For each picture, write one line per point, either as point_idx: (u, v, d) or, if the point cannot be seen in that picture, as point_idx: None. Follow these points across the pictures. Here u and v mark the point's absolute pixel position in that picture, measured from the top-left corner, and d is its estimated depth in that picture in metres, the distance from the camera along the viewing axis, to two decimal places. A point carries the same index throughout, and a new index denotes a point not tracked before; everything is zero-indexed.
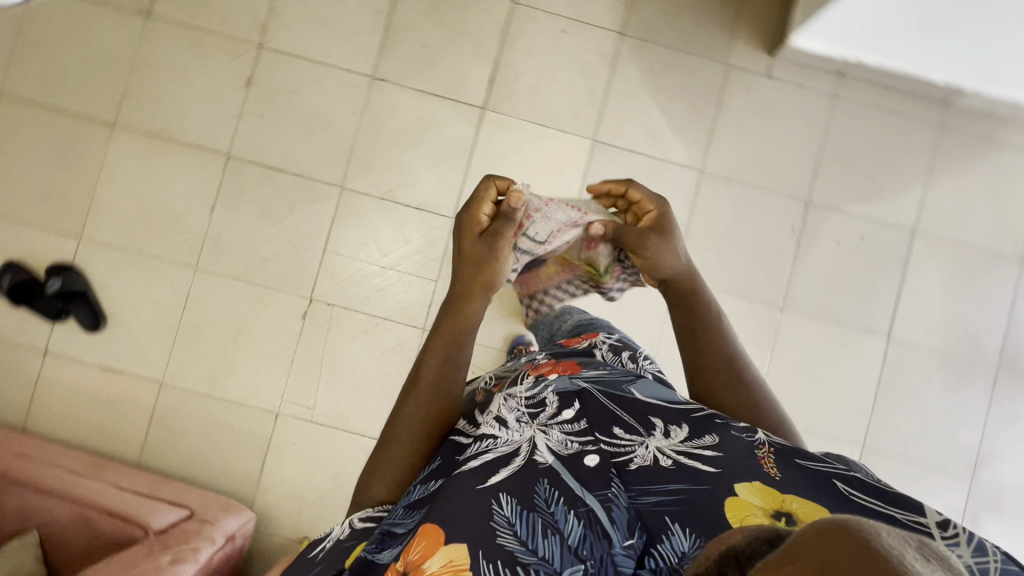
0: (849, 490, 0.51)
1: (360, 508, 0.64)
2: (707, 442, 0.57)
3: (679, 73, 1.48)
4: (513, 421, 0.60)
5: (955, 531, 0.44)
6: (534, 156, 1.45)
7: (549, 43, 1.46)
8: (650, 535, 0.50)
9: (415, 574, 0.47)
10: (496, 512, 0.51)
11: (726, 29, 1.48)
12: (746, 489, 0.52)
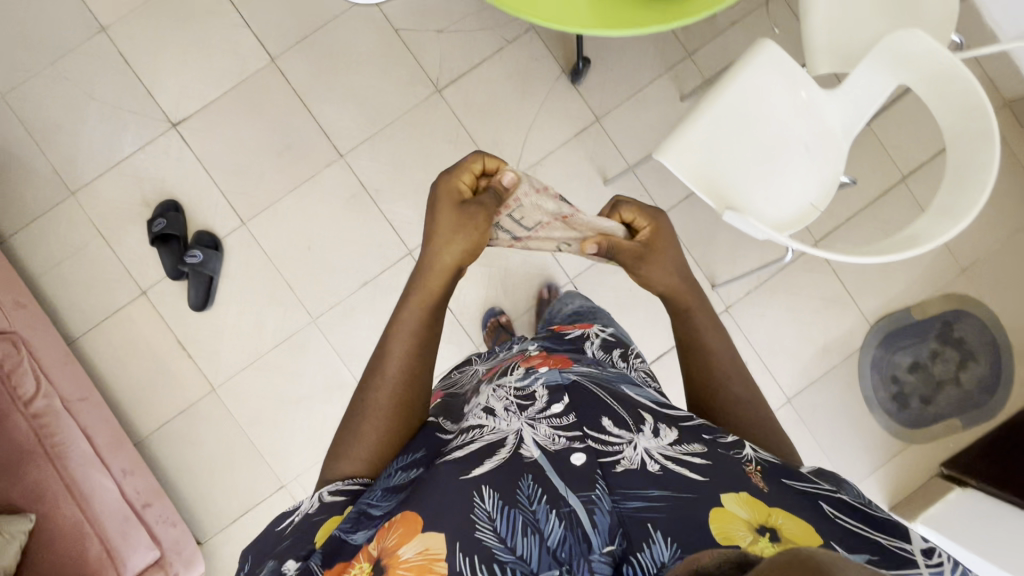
0: (841, 514, 0.58)
1: (333, 479, 0.69)
2: (696, 452, 0.65)
3: (809, 448, 1.49)
4: (500, 410, 0.71)
5: (940, 561, 0.51)
6: None
7: None
8: (629, 543, 0.56)
9: (393, 560, 0.55)
10: (477, 505, 0.58)
11: (871, 461, 1.49)
12: (731, 501, 0.58)
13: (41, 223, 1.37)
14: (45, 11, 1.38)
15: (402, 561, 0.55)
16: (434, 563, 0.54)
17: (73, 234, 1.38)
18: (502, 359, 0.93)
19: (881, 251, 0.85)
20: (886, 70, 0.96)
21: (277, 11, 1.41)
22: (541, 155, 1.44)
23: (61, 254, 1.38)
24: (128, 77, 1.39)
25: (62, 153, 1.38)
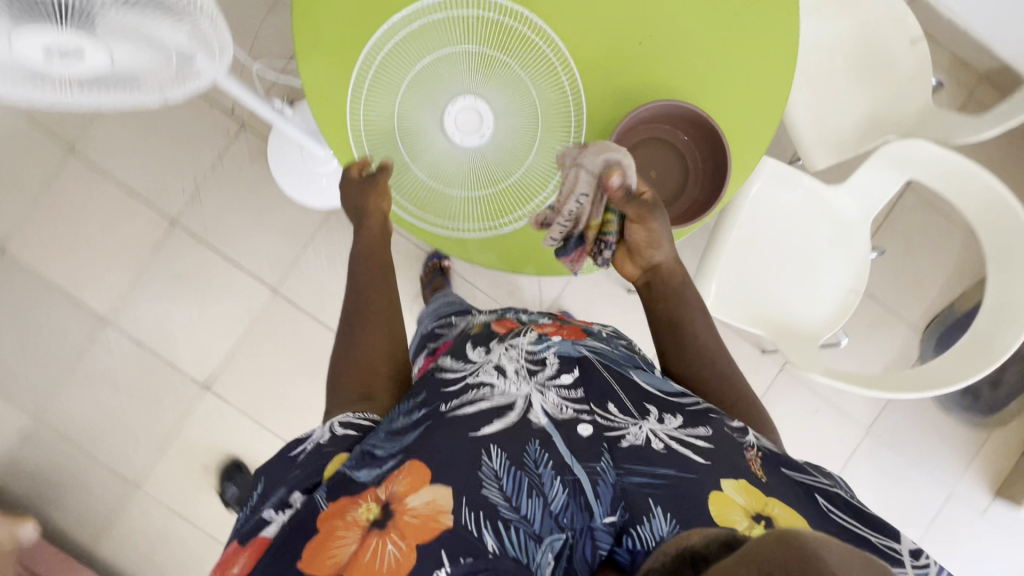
0: (833, 508, 0.58)
1: (342, 411, 0.67)
2: (702, 435, 0.64)
3: (899, 468, 1.51)
4: (511, 371, 0.69)
5: (925, 562, 0.52)
6: None
7: (799, 420, 1.50)
8: (631, 514, 0.57)
9: (400, 507, 0.54)
10: (485, 465, 0.58)
11: (960, 459, 1.52)
12: (732, 487, 0.57)
13: (117, 521, 1.40)
14: (45, 322, 1.37)
15: (409, 510, 0.53)
16: (441, 516, 0.53)
17: (150, 521, 1.40)
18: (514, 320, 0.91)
19: (897, 380, 0.92)
20: (886, 172, 0.98)
21: (263, 241, 1.40)
22: (561, 287, 1.44)
23: (144, 543, 1.40)
24: (146, 357, 1.39)
25: (110, 450, 1.39)
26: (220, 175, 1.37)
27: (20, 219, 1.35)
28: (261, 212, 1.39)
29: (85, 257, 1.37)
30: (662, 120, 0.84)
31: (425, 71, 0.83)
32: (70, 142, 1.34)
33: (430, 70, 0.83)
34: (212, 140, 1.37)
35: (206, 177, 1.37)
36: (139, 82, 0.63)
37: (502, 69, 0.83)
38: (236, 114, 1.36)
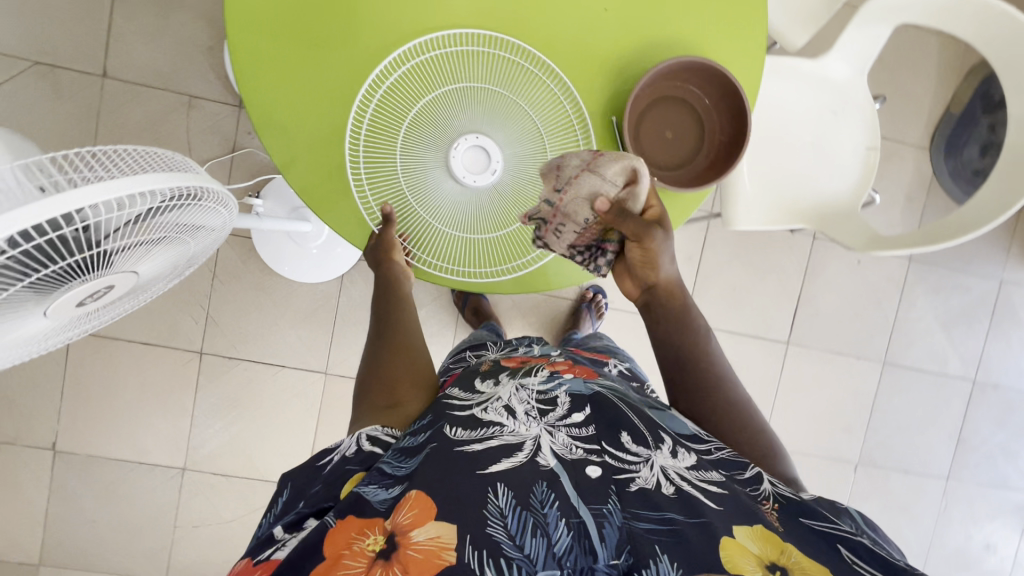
0: (859, 561, 0.49)
1: (371, 425, 0.67)
2: (715, 479, 0.58)
3: (948, 281, 1.56)
4: (521, 412, 0.64)
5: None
6: (825, 379, 1.56)
7: (848, 277, 1.53)
8: (637, 559, 0.51)
9: (404, 539, 0.51)
10: (490, 502, 0.54)
11: (999, 253, 1.57)
12: (744, 533, 0.51)
13: None
14: (131, 497, 1.36)
15: (412, 543, 0.50)
16: (445, 552, 0.50)
17: None
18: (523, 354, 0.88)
19: (926, 236, 0.93)
20: (877, 24, 0.96)
21: (292, 332, 1.37)
22: None
23: None
24: (235, 484, 1.38)
25: None
26: (224, 288, 1.33)
27: (58, 415, 1.32)
28: (279, 306, 1.36)
29: (137, 423, 1.35)
30: (686, 84, 0.79)
31: (434, 114, 0.77)
32: None
33: (439, 111, 0.77)
34: (197, 262, 1.31)
35: (210, 299, 1.33)
36: (166, 260, 0.60)
37: (510, 104, 0.77)
38: None
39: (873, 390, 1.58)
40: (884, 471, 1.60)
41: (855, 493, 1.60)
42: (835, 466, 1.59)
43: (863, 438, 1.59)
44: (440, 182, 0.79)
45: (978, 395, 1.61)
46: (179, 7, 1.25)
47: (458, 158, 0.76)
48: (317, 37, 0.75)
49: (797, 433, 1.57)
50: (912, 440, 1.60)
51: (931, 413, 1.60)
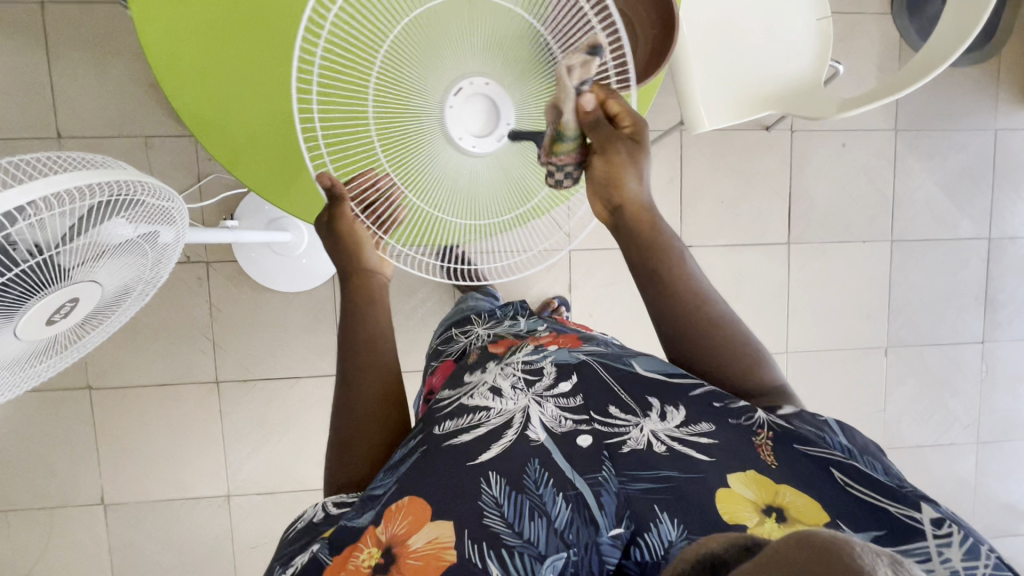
0: (852, 483, 0.52)
1: (333, 487, 0.66)
2: (705, 429, 0.59)
3: (941, 143, 1.51)
4: (508, 389, 0.65)
5: (948, 531, 0.46)
6: (835, 271, 1.53)
7: (836, 163, 1.49)
8: (637, 524, 0.53)
9: (404, 549, 0.50)
10: (485, 492, 0.54)
11: (988, 100, 1.51)
12: (738, 482, 0.54)
13: None
14: (187, 530, 1.40)
15: (412, 552, 0.50)
16: (445, 552, 0.50)
17: None
18: (509, 332, 0.88)
19: (879, 97, 0.90)
20: None
21: (299, 346, 1.39)
22: None
23: None
24: (282, 500, 1.42)
25: None
26: (224, 318, 1.35)
27: (100, 471, 1.36)
28: (280, 323, 1.37)
29: (175, 462, 1.38)
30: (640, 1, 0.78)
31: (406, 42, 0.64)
32: (84, 381, 1.33)
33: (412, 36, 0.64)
34: (193, 294, 1.33)
35: (214, 327, 1.35)
36: (127, 272, 0.63)
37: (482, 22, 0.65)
38: (194, 257, 1.32)
39: (887, 270, 1.54)
40: (916, 348, 1.57)
41: (891, 376, 1.57)
42: (865, 354, 1.56)
43: (887, 320, 1.55)
44: (422, 137, 0.69)
45: (997, 251, 1.56)
46: (113, 50, 1.26)
47: (450, 102, 0.67)
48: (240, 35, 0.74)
49: (819, 329, 1.54)
50: (938, 311, 1.56)
51: (952, 279, 1.56)
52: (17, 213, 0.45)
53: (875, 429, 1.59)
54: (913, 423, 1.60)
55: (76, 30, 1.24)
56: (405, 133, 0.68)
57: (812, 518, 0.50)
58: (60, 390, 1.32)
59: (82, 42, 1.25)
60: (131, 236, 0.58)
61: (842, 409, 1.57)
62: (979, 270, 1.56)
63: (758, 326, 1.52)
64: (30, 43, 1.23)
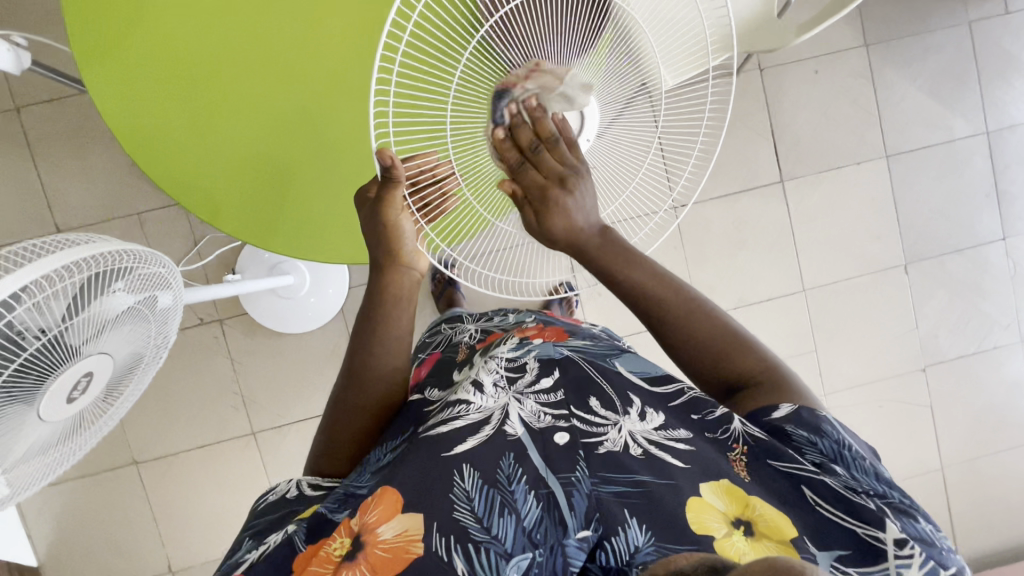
0: (822, 501, 0.54)
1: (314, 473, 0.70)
2: (682, 435, 0.58)
3: (916, 50, 1.48)
4: (489, 385, 0.64)
5: (909, 552, 0.49)
6: (835, 200, 1.50)
7: (812, 93, 1.47)
8: (606, 527, 0.53)
9: (371, 539, 0.52)
10: (457, 485, 0.55)
11: None
12: (709, 492, 0.54)
13: None
14: None
15: (380, 541, 0.52)
16: (413, 544, 0.52)
17: None
18: (499, 326, 0.89)
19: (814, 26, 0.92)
20: None
21: (320, 384, 1.41)
22: None
23: None
24: None
25: None
26: (244, 371, 1.38)
27: (157, 539, 1.40)
28: (298, 366, 1.40)
29: (225, 518, 1.41)
30: None
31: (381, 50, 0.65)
32: (129, 456, 1.37)
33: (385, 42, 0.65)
34: (213, 353, 1.37)
35: (239, 381, 1.39)
36: (134, 341, 0.65)
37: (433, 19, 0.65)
38: (207, 317, 1.36)
39: (889, 187, 1.50)
40: (936, 259, 1.53)
41: (917, 292, 1.53)
42: (885, 275, 1.52)
43: (900, 236, 1.52)
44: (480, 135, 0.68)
45: (999, 144, 1.52)
46: (91, 138, 1.30)
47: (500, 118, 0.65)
48: (203, 101, 0.76)
49: (833, 260, 1.51)
50: (950, 217, 1.52)
51: (958, 183, 1.52)
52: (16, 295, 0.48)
53: (913, 349, 1.55)
54: (949, 336, 1.55)
55: (54, 127, 1.29)
56: (476, 136, 0.67)
57: (779, 534, 0.52)
58: (109, 470, 1.37)
59: (62, 137, 1.29)
60: (130, 304, 0.60)
61: (872, 336, 1.54)
62: (984, 168, 1.52)
63: (769, 270, 1.50)
64: (16, 149, 1.29)
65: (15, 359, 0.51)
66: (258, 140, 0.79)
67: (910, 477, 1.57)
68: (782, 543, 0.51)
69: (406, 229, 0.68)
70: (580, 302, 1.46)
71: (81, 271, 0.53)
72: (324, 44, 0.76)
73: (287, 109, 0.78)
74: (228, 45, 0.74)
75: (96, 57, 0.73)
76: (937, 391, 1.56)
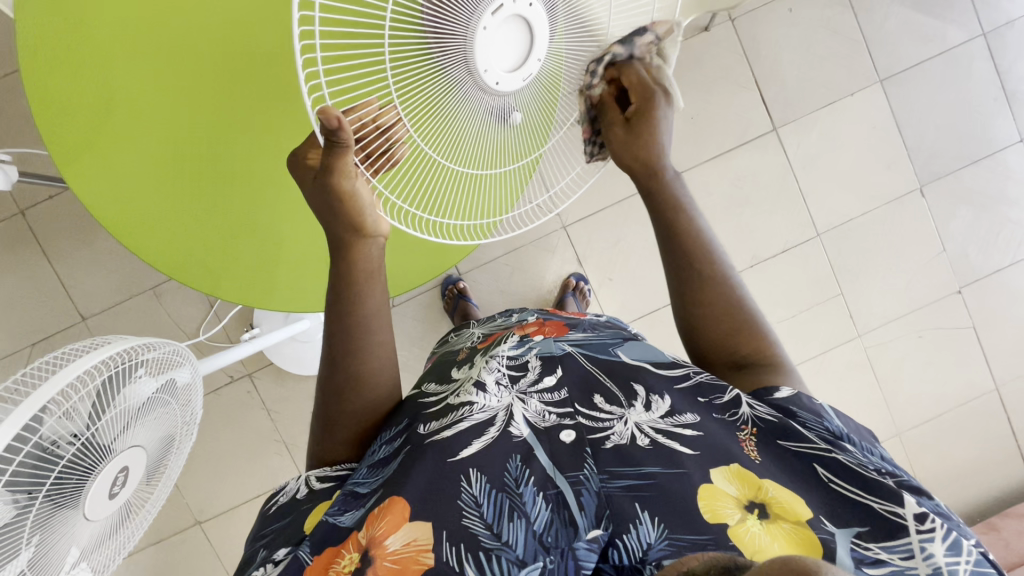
0: (837, 479, 0.51)
1: (317, 467, 0.66)
2: (690, 420, 0.57)
3: None
4: (492, 384, 0.63)
5: (931, 526, 0.45)
6: (833, 136, 1.45)
7: (790, 33, 1.42)
8: (616, 525, 0.51)
9: (379, 551, 0.50)
10: (465, 492, 0.54)
11: None
12: (721, 478, 0.52)
13: None
14: None
15: (389, 554, 0.50)
16: (423, 555, 0.50)
17: None
18: (502, 326, 0.86)
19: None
20: None
21: None
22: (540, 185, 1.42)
23: None
24: None
25: None
26: (281, 417, 1.42)
27: None
28: None
29: None
30: None
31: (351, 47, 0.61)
32: (191, 518, 1.43)
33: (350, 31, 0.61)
34: (248, 405, 1.41)
35: (277, 429, 1.42)
36: (162, 426, 0.68)
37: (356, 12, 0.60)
38: (236, 374, 1.40)
39: (890, 112, 1.44)
40: (953, 175, 1.46)
41: (939, 215, 1.47)
42: (902, 203, 1.47)
43: (910, 160, 1.46)
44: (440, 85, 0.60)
45: (998, 44, 1.44)
46: (93, 226, 1.34)
47: (483, 25, 0.56)
48: (178, 181, 0.78)
49: (843, 199, 1.46)
50: (960, 129, 1.45)
51: (961, 92, 1.45)
52: (42, 412, 0.52)
53: (945, 274, 1.49)
54: (980, 251, 1.49)
55: (58, 223, 1.34)
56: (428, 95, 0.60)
57: (795, 516, 0.49)
58: (174, 534, 1.43)
59: (67, 232, 1.34)
60: (154, 391, 0.63)
61: (900, 267, 1.48)
62: (987, 73, 1.44)
63: (780, 221, 1.47)
64: (29, 250, 1.34)
65: (55, 468, 0.54)
66: (225, 207, 0.80)
67: (965, 403, 1.52)
68: (796, 522, 0.48)
69: (364, 196, 0.61)
70: (592, 291, 1.45)
71: (95, 374, 0.56)
72: (267, 90, 0.75)
73: (241, 161, 0.78)
74: (177, 120, 0.75)
75: (73, 160, 0.75)
76: (977, 310, 1.50)
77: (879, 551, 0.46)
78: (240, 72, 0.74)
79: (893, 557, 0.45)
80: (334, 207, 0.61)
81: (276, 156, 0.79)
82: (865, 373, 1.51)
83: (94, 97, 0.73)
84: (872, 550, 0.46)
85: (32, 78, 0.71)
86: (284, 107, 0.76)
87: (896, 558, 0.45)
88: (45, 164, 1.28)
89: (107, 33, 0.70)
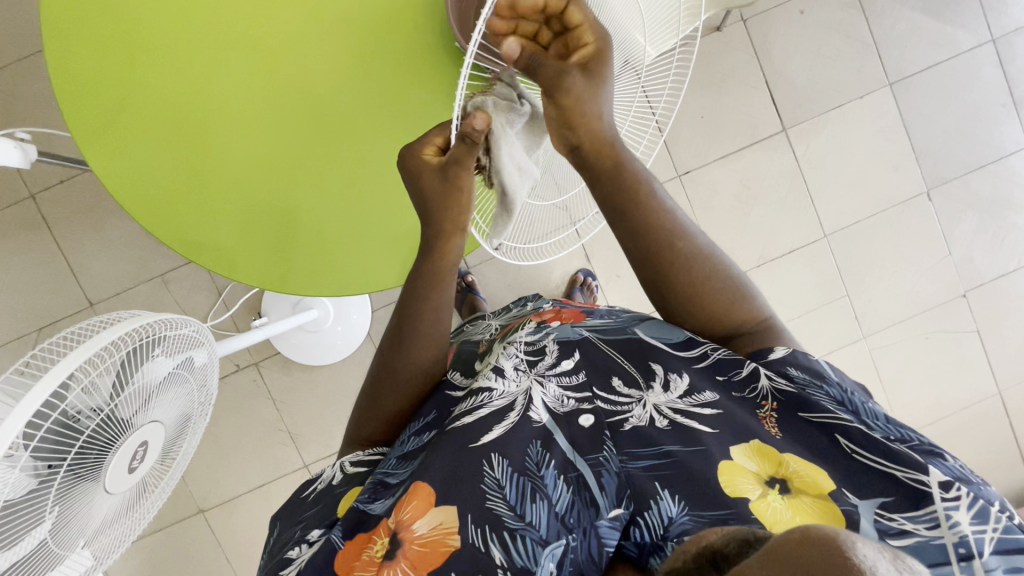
0: (860, 449, 0.50)
1: (353, 452, 0.69)
2: (708, 398, 0.57)
3: None
4: (510, 370, 0.63)
5: (956, 494, 0.44)
6: (841, 138, 1.46)
7: (801, 35, 1.43)
8: (637, 503, 0.52)
9: (407, 535, 0.51)
10: (487, 475, 0.54)
11: None
12: (741, 454, 0.52)
13: None
14: None
15: (416, 537, 0.51)
16: (450, 537, 0.51)
17: None
18: (518, 315, 0.87)
19: None
20: None
21: None
22: None
23: None
24: None
25: None
26: (287, 407, 1.42)
27: None
28: (336, 392, 1.43)
29: None
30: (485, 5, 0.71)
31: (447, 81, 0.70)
32: (195, 506, 1.43)
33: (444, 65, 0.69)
34: (254, 394, 1.42)
35: (283, 419, 1.43)
36: (180, 405, 0.68)
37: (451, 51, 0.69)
38: (243, 363, 1.41)
39: (898, 115, 1.45)
40: (959, 179, 1.47)
41: (945, 218, 1.48)
42: (908, 206, 1.48)
43: (918, 164, 1.47)
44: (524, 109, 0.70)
45: (1006, 50, 1.45)
46: (103, 212, 1.35)
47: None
48: (201, 164, 0.78)
49: (850, 201, 1.47)
50: (966, 133, 1.46)
51: (969, 97, 1.46)
52: (61, 386, 0.52)
53: (950, 277, 1.50)
54: (985, 255, 1.50)
55: (68, 208, 1.34)
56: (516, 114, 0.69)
57: (817, 489, 0.49)
58: (178, 522, 1.42)
59: (76, 217, 1.34)
60: (172, 369, 0.63)
61: (905, 269, 1.49)
62: (995, 79, 1.45)
63: (788, 222, 1.47)
64: (38, 235, 1.34)
65: (76, 441, 0.54)
66: (248, 193, 0.80)
67: (967, 407, 1.53)
68: (818, 496, 0.49)
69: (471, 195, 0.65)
70: (600, 287, 1.45)
71: (117, 349, 0.56)
72: (296, 78, 0.76)
73: (269, 149, 0.79)
74: (205, 104, 0.75)
75: (96, 140, 0.76)
76: (981, 314, 1.51)
77: (904, 521, 0.46)
78: (270, 59, 0.74)
79: (918, 527, 0.45)
80: (443, 207, 0.64)
81: (305, 143, 0.79)
82: (868, 375, 1.52)
83: (119, 79, 0.73)
84: (896, 521, 0.46)
85: (58, 57, 0.72)
86: (312, 96, 0.77)
87: (922, 528, 0.45)
88: (58, 149, 1.28)
89: (137, 17, 0.71)
